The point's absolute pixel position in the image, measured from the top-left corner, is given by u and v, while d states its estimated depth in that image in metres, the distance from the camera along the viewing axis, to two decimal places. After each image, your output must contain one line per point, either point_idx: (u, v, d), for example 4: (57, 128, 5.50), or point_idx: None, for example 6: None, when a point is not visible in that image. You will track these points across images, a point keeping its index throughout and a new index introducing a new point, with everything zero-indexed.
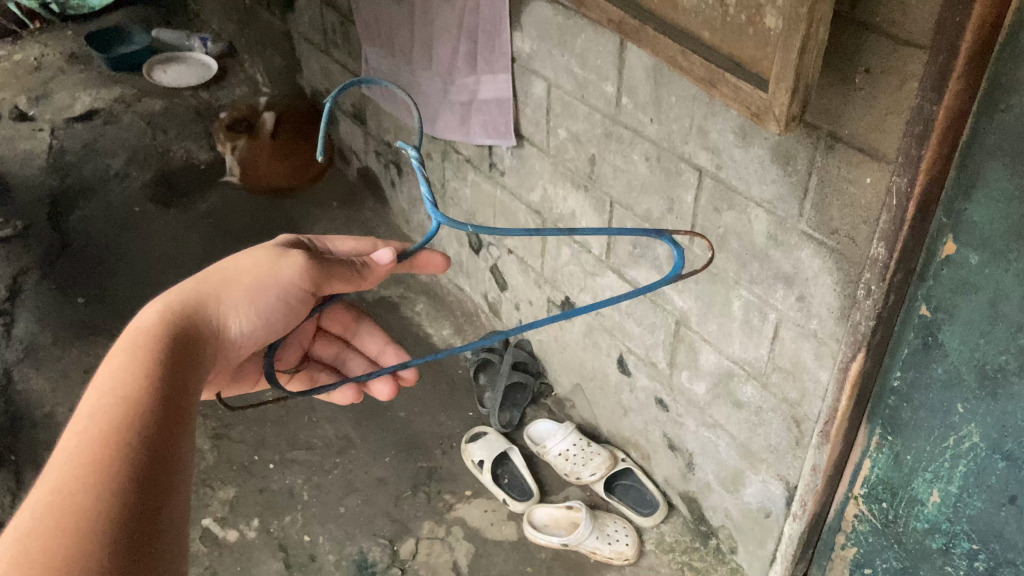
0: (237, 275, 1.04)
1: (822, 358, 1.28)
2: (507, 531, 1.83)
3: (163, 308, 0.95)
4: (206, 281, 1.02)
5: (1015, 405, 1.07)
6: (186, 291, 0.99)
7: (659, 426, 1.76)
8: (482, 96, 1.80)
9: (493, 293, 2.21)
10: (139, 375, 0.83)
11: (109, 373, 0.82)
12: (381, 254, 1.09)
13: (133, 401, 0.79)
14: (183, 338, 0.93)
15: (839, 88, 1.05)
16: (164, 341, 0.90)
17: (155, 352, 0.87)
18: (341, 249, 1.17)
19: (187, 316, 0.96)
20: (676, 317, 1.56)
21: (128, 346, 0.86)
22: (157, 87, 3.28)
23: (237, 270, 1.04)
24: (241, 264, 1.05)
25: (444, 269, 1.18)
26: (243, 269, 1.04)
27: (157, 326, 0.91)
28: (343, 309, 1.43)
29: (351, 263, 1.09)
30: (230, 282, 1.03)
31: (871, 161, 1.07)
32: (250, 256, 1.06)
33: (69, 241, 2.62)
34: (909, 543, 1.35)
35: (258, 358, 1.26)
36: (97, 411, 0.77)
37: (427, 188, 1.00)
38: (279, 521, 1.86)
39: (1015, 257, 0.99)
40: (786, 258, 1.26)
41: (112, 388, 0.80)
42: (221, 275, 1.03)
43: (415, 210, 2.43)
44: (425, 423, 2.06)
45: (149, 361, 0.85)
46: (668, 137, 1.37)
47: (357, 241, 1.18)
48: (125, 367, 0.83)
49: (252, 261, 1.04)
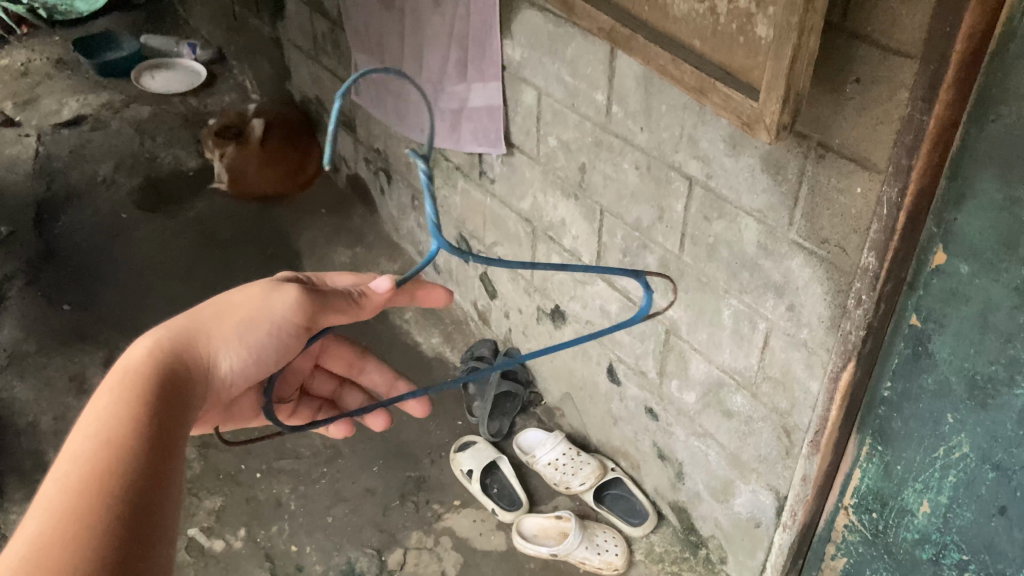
0: (228, 309, 1.03)
1: (812, 368, 1.28)
2: (496, 541, 1.82)
3: (151, 346, 0.95)
4: (196, 317, 1.01)
5: (1005, 415, 1.07)
6: (176, 327, 0.99)
7: (648, 436, 1.76)
8: (472, 104, 1.79)
9: (482, 301, 2.20)
10: (125, 416, 0.83)
11: (93, 416, 0.82)
12: (379, 283, 1.03)
13: (118, 443, 0.79)
14: (171, 375, 0.92)
15: (829, 97, 1.05)
16: (152, 382, 0.89)
17: (141, 392, 0.87)
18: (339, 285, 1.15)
19: (176, 352, 0.96)
20: (666, 326, 1.55)
21: (113, 388, 0.86)
22: (145, 94, 3.26)
23: (228, 304, 1.03)
24: (231, 299, 1.04)
25: (447, 303, 1.12)
26: (235, 303, 1.03)
27: (145, 365, 0.91)
28: (344, 345, 1.41)
29: (348, 292, 1.03)
30: (221, 316, 1.02)
31: (862, 171, 1.06)
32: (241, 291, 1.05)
33: (55, 248, 2.60)
34: (899, 554, 1.35)
35: (251, 395, 1.24)
36: (81, 457, 0.76)
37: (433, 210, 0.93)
38: (265, 531, 1.84)
39: (1005, 267, 0.99)
40: (776, 267, 1.26)
41: (96, 433, 0.79)
42: (212, 308, 1.03)
43: (405, 217, 2.42)
44: (414, 432, 2.05)
45: (136, 402, 0.85)
46: (658, 146, 1.37)
47: (357, 277, 1.16)
48: (111, 410, 0.83)
49: (244, 296, 1.04)
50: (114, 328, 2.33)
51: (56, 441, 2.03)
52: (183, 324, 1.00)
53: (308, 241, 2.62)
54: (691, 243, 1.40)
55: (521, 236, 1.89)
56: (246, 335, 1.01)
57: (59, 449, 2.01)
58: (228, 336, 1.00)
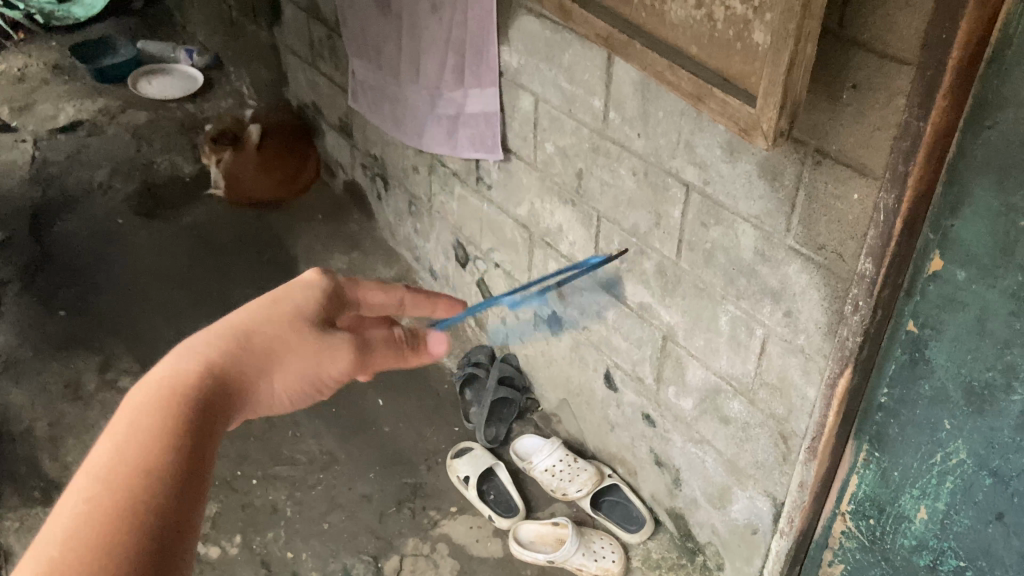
0: (281, 321, 0.94)
1: (810, 374, 1.28)
2: (493, 548, 1.81)
3: (194, 356, 0.85)
4: (244, 322, 0.92)
5: (1002, 421, 1.07)
6: (224, 332, 0.90)
7: (645, 442, 1.76)
8: (469, 110, 1.79)
9: (479, 307, 2.19)
10: (157, 440, 0.74)
11: (119, 437, 0.73)
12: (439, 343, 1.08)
13: (146, 474, 0.71)
14: (214, 395, 0.83)
15: (826, 104, 1.05)
16: (193, 401, 0.80)
17: (179, 413, 0.78)
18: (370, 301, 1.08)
19: (225, 364, 0.87)
20: (663, 332, 1.55)
21: (148, 401, 0.78)
22: (142, 99, 3.26)
23: (281, 314, 0.95)
24: (285, 310, 0.95)
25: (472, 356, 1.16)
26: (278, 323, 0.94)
27: (185, 379, 0.82)
28: None
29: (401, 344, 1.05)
30: (273, 328, 0.93)
31: (859, 178, 1.07)
32: (294, 303, 0.97)
33: (51, 254, 2.60)
34: (897, 560, 1.34)
35: None
36: (104, 483, 0.69)
37: None
38: (261, 538, 1.83)
39: (1002, 273, 0.99)
40: (773, 273, 1.26)
41: (124, 457, 0.72)
42: (265, 315, 0.94)
43: (401, 223, 2.42)
44: (411, 439, 2.04)
45: (172, 424, 0.77)
46: (655, 152, 1.37)
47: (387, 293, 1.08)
48: (139, 430, 0.74)
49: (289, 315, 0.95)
50: (109, 334, 2.32)
51: (50, 447, 2.03)
52: (231, 331, 0.90)
53: (304, 247, 2.62)
54: (688, 249, 1.40)
55: (518, 242, 1.89)
56: (294, 358, 0.92)
57: (54, 456, 2.00)
58: (280, 352, 0.92)
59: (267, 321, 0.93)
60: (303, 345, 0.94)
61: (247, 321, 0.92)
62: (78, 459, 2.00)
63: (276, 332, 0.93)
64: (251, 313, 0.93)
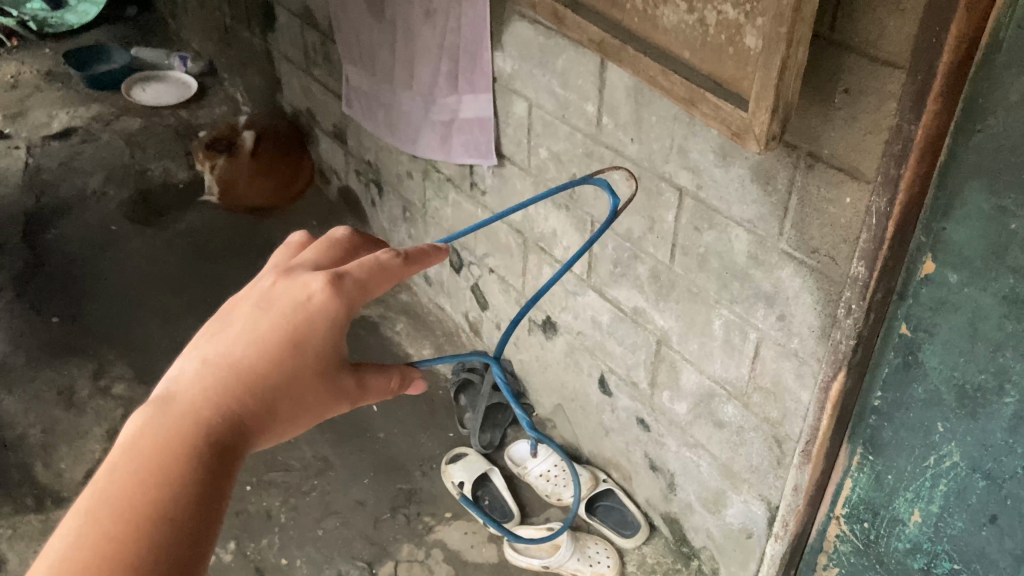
0: (299, 349, 0.82)
1: (803, 378, 1.28)
2: (487, 553, 1.81)
3: (201, 393, 0.75)
4: (259, 351, 0.80)
5: (995, 424, 1.08)
6: (235, 366, 0.78)
7: (640, 447, 1.76)
8: (463, 116, 1.79)
9: (474, 312, 2.19)
10: (154, 502, 0.66)
11: (113, 492, 0.66)
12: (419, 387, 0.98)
13: (137, 548, 0.63)
14: (224, 444, 0.73)
15: (818, 108, 1.06)
16: (200, 456, 0.71)
17: (181, 472, 0.69)
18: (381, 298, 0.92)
19: (236, 402, 0.76)
20: (657, 337, 1.56)
21: (151, 451, 0.70)
22: (135, 106, 3.25)
23: (298, 343, 0.82)
24: (301, 334, 0.83)
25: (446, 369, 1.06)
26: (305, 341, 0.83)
27: (190, 427, 0.72)
28: None
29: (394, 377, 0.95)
30: (290, 352, 0.82)
31: (851, 181, 1.07)
32: (312, 324, 0.84)
33: (44, 261, 2.59)
34: (891, 564, 1.35)
35: None
36: (88, 554, 0.63)
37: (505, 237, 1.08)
38: (255, 544, 1.83)
39: (993, 276, 0.99)
40: (766, 277, 1.26)
41: (120, 513, 0.65)
42: (282, 342, 0.82)
43: (396, 229, 2.42)
44: (405, 445, 2.04)
45: (172, 485, 0.68)
46: (648, 157, 1.37)
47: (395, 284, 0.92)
48: (134, 491, 0.66)
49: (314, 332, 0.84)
50: (103, 341, 2.32)
51: (43, 454, 2.02)
52: (244, 361, 0.79)
53: None
54: (681, 253, 1.40)
55: (512, 248, 1.89)
56: (308, 398, 0.82)
57: (47, 463, 2.00)
58: (295, 392, 0.81)
59: (282, 350, 0.81)
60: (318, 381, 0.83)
61: (262, 350, 0.80)
62: (71, 466, 1.99)
63: (291, 364, 0.81)
64: (265, 339, 0.81)
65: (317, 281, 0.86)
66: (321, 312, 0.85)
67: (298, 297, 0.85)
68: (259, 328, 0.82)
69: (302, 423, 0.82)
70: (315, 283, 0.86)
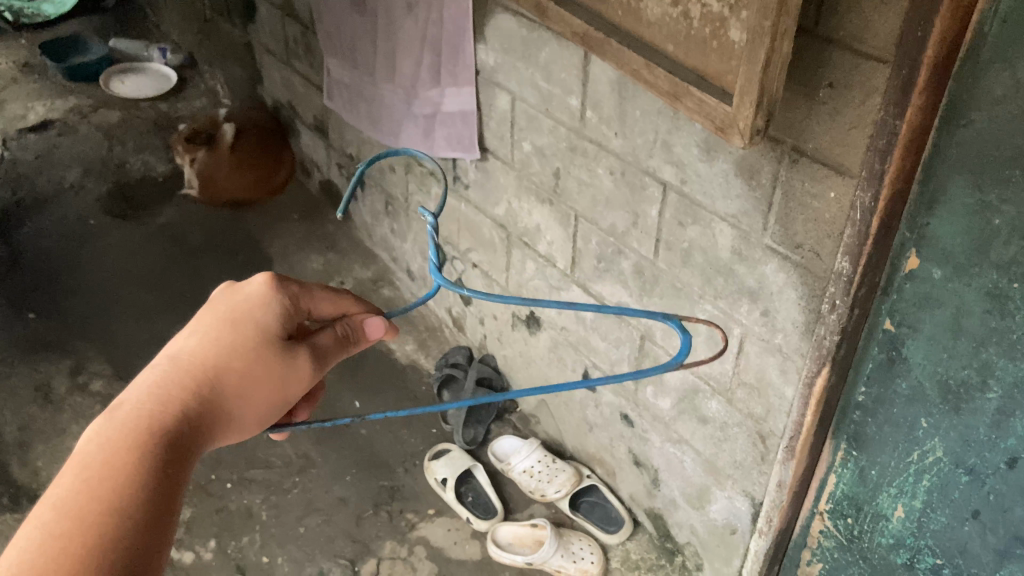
0: (237, 343, 0.94)
1: (788, 374, 1.28)
2: (471, 550, 1.80)
3: (151, 395, 0.85)
4: (202, 353, 0.92)
5: (978, 419, 1.07)
6: (182, 363, 0.90)
7: (624, 442, 1.75)
8: (446, 109, 1.78)
9: (457, 308, 2.17)
10: (111, 492, 0.73)
11: (69, 489, 0.73)
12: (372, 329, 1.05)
13: (109, 524, 0.71)
14: (174, 433, 0.83)
15: (803, 102, 1.05)
16: (152, 445, 0.79)
17: (135, 461, 0.77)
18: (320, 307, 1.05)
19: (185, 395, 0.87)
20: (641, 332, 1.55)
21: (101, 450, 0.77)
22: (114, 99, 3.21)
23: (237, 336, 0.94)
24: (238, 329, 0.95)
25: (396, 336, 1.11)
26: (244, 334, 0.95)
27: (141, 423, 0.81)
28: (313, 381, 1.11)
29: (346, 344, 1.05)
30: (233, 346, 0.93)
31: (835, 176, 1.06)
32: (251, 321, 0.96)
33: (21, 256, 2.56)
34: (874, 559, 1.34)
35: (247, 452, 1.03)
36: (52, 543, 0.68)
37: (434, 253, 1.08)
38: (236, 542, 1.81)
39: (977, 272, 0.99)
40: (750, 273, 1.26)
41: (85, 491, 0.73)
42: (223, 341, 0.93)
43: (378, 223, 2.40)
44: (388, 441, 2.02)
45: (127, 475, 0.76)
46: (632, 151, 1.36)
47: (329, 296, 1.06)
48: (89, 485, 0.73)
49: (250, 322, 0.96)
50: (81, 338, 2.29)
51: (20, 453, 1.99)
52: (186, 362, 0.90)
53: (279, 248, 2.59)
54: (665, 248, 1.39)
55: (495, 242, 1.88)
56: (251, 387, 0.93)
57: (24, 461, 1.97)
58: (243, 374, 0.92)
59: (224, 346, 0.93)
60: (261, 366, 0.94)
61: (205, 350, 0.92)
62: (48, 464, 1.96)
63: (231, 357, 0.93)
64: (209, 336, 0.94)
65: (255, 282, 1.00)
66: (256, 310, 0.97)
67: (235, 300, 0.98)
68: (203, 332, 0.94)
69: (249, 411, 0.93)
70: (249, 287, 1.00)
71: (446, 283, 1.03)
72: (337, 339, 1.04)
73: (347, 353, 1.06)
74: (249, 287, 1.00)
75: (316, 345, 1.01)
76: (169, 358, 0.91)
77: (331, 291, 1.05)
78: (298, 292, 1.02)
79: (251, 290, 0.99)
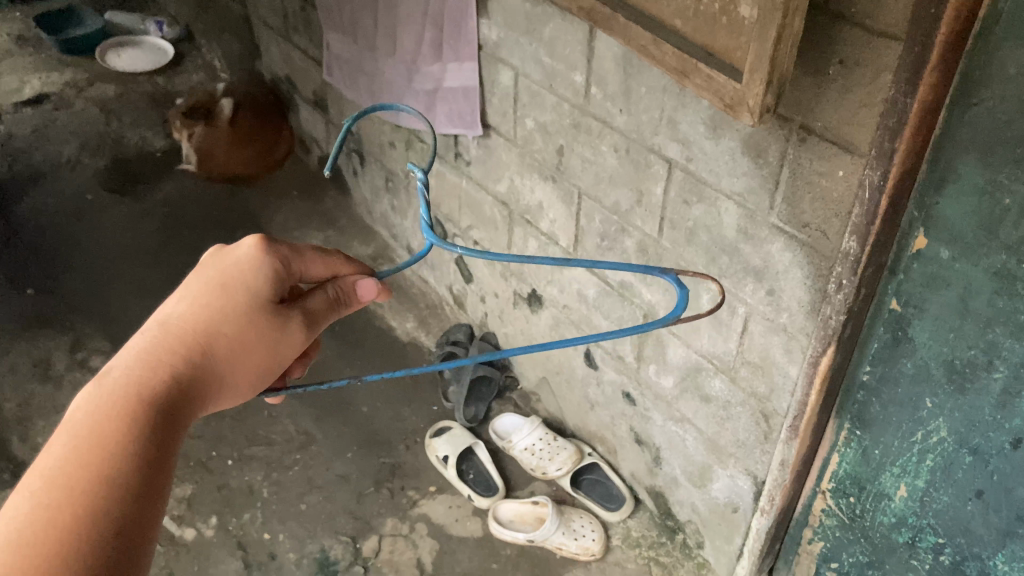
0: (227, 309, 0.93)
1: (792, 353, 1.27)
2: (472, 527, 1.80)
3: (140, 360, 0.84)
4: (192, 317, 0.91)
5: (983, 399, 1.07)
6: (171, 327, 0.89)
7: (625, 421, 1.75)
8: (448, 84, 1.76)
9: (457, 285, 2.17)
10: (102, 462, 0.73)
11: (59, 461, 0.71)
12: (367, 287, 1.05)
13: (101, 495, 0.70)
14: (164, 400, 0.82)
15: (812, 80, 1.04)
16: (141, 415, 0.78)
17: (125, 430, 0.76)
18: (311, 267, 1.04)
19: (174, 361, 0.86)
20: (644, 311, 1.54)
21: (90, 418, 0.76)
22: (110, 72, 3.18)
23: (227, 300, 0.93)
24: (227, 293, 0.94)
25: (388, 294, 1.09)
26: (234, 298, 0.94)
27: (130, 389, 0.80)
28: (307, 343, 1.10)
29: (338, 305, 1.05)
30: (222, 311, 0.92)
31: (843, 154, 1.05)
32: (239, 285, 0.95)
33: (18, 231, 2.54)
34: (876, 538, 1.35)
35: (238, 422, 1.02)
36: (42, 516, 0.67)
37: (427, 211, 1.04)
38: (237, 519, 1.81)
39: (985, 252, 0.98)
40: (756, 251, 1.24)
41: (75, 460, 0.72)
42: (213, 305, 0.92)
43: (378, 199, 2.39)
44: (388, 419, 2.02)
45: (117, 443, 0.75)
46: (637, 129, 1.35)
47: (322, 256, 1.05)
48: (78, 456, 0.72)
49: (241, 285, 0.95)
50: (81, 313, 2.28)
51: (21, 429, 1.99)
52: (176, 326, 0.89)
53: (278, 224, 2.58)
54: (670, 227, 1.39)
55: (497, 220, 1.87)
56: (241, 350, 0.92)
57: (24, 437, 1.97)
58: (232, 339, 0.92)
59: (214, 311, 0.92)
60: (251, 331, 0.93)
61: (193, 316, 0.91)
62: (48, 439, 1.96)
63: (222, 323, 0.92)
64: (198, 301, 0.92)
65: (245, 243, 0.99)
66: (246, 273, 0.96)
67: (223, 263, 0.97)
68: (191, 295, 0.93)
69: (240, 376, 0.92)
70: (239, 247, 0.98)
71: (440, 241, 1.00)
72: (328, 302, 1.04)
73: (338, 315, 1.06)
74: (238, 248, 0.98)
75: (306, 309, 1.01)
76: (157, 322, 0.90)
77: (322, 252, 1.05)
78: (287, 252, 1.01)
79: (241, 251, 0.97)
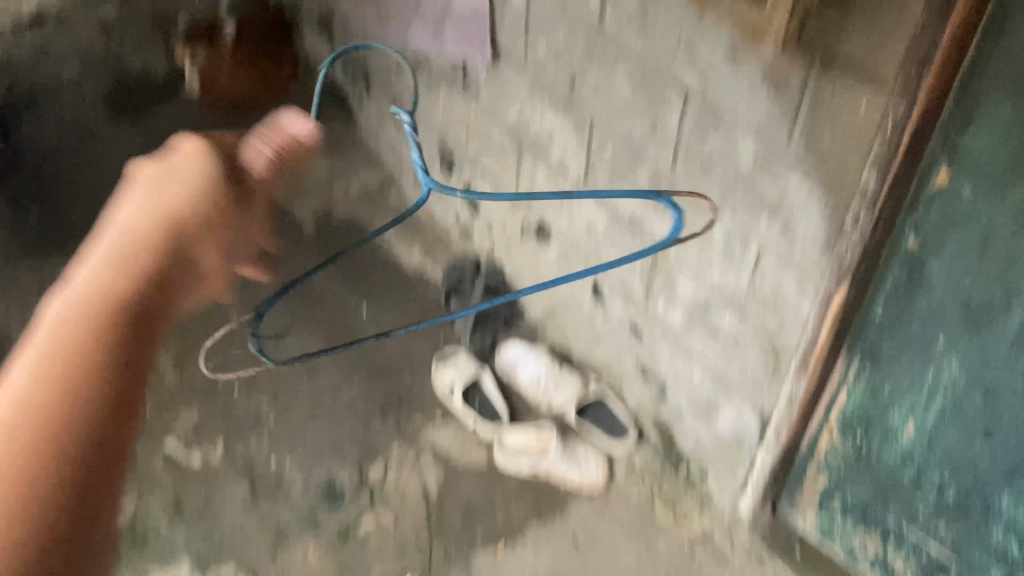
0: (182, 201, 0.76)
1: (804, 287, 1.25)
2: (477, 457, 1.79)
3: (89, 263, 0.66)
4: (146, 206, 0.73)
5: (997, 339, 1.05)
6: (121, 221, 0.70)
7: (632, 353, 1.74)
8: (457, 7, 1.70)
9: (464, 215, 2.14)
10: (71, 397, 0.57)
11: (12, 398, 0.55)
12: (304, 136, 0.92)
13: (72, 438, 0.55)
14: (132, 311, 0.65)
15: (836, 8, 0.98)
16: (109, 334, 0.62)
17: (95, 353, 0.60)
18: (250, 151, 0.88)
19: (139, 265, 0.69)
20: (654, 245, 1.51)
21: (45, 342, 0.59)
22: None
23: (179, 191, 0.76)
24: (176, 185, 0.77)
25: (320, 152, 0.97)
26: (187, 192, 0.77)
27: (89, 302, 0.63)
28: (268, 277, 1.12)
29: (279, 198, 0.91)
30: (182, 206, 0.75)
31: (868, 85, 1.00)
32: (194, 177, 0.78)
33: (20, 158, 2.51)
34: (881, 477, 1.33)
35: None
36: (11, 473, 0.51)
37: (419, 155, 1.07)
38: (244, 445, 1.77)
39: (1008, 188, 0.95)
40: (773, 184, 1.20)
41: (36, 397, 0.55)
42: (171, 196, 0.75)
43: (384, 126, 2.35)
44: (394, 349, 2.01)
45: (68, 405, 0.56)
46: (654, 54, 1.30)
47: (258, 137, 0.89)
48: (43, 391, 0.56)
49: (190, 178, 0.78)
50: None
51: None
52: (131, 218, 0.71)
53: None
54: (685, 158, 1.35)
55: (506, 150, 1.84)
56: (204, 251, 0.76)
57: None
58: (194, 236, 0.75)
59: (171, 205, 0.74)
60: (212, 229, 0.77)
61: (156, 223, 0.71)
62: None
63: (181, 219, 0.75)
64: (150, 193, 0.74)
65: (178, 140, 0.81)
66: (192, 166, 0.79)
67: (168, 158, 0.79)
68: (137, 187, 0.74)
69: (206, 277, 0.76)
70: (176, 143, 0.81)
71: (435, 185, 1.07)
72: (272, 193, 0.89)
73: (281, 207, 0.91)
74: (175, 146, 0.81)
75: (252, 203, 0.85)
76: (112, 228, 0.69)
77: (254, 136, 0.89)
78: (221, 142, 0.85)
79: (179, 148, 0.80)
